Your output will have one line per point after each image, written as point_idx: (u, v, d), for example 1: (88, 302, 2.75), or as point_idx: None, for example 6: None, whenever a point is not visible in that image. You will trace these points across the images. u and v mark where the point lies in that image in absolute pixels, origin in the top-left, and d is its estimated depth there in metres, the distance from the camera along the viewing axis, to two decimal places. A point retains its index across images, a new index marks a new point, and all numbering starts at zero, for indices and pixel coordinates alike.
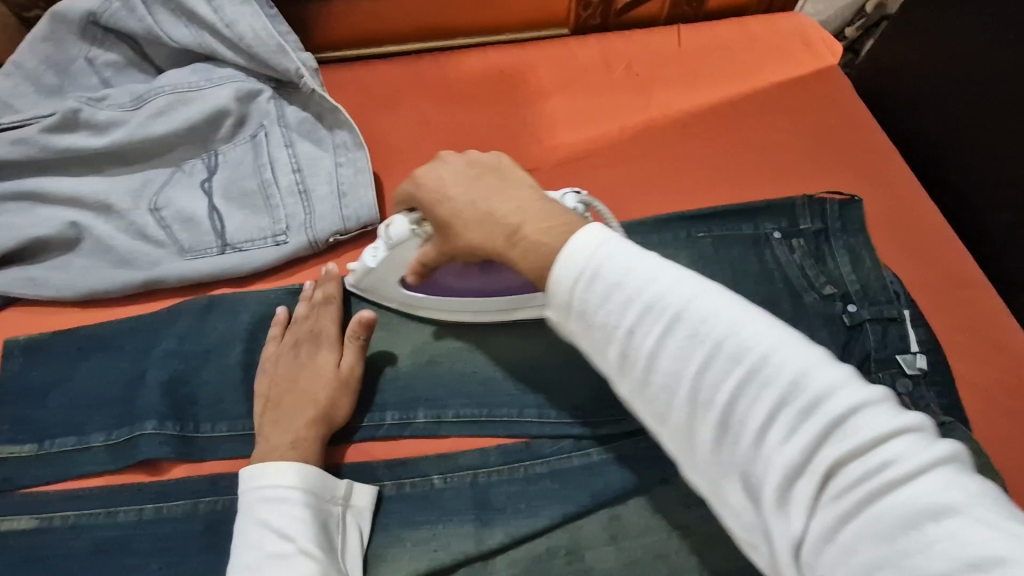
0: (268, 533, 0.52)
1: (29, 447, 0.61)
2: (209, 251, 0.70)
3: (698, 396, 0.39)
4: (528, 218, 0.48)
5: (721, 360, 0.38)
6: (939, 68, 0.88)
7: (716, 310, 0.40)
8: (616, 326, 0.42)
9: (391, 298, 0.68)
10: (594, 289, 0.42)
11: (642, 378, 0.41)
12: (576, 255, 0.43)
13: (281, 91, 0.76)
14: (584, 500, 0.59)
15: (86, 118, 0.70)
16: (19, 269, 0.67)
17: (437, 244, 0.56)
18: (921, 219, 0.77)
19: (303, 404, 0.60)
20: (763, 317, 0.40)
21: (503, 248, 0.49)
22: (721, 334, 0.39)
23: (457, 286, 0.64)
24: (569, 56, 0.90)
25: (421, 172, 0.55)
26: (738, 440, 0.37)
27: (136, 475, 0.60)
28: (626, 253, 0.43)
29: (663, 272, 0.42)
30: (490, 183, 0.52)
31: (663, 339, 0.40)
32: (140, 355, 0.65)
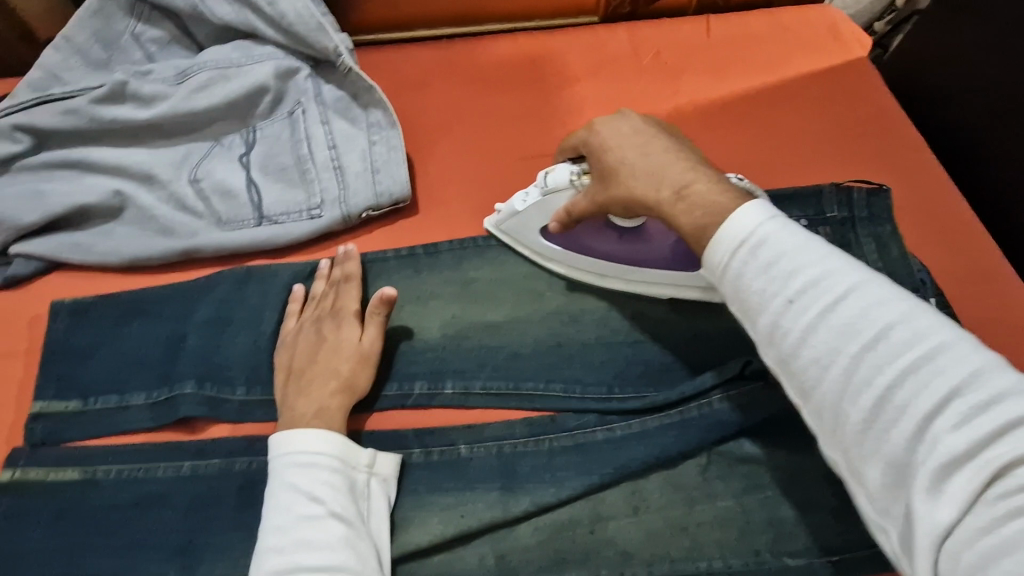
0: (298, 496, 0.53)
1: (74, 404, 0.63)
2: (246, 222, 0.72)
3: (857, 376, 0.41)
4: (698, 177, 0.54)
5: (885, 346, 0.40)
6: (970, 62, 0.87)
7: (884, 298, 0.42)
8: (775, 297, 0.45)
9: (524, 245, 0.72)
10: (754, 260, 0.46)
11: (793, 349, 0.44)
12: (736, 228, 0.47)
13: (318, 69, 0.78)
14: (607, 472, 0.60)
15: (132, 91, 0.72)
16: (66, 235, 0.70)
17: (592, 193, 0.60)
18: (949, 211, 0.77)
19: (325, 376, 0.61)
20: (931, 313, 0.41)
21: (667, 202, 0.54)
22: (889, 320, 0.41)
23: (595, 241, 0.68)
24: (598, 44, 0.91)
25: (600, 122, 0.61)
26: (894, 421, 0.39)
27: (174, 433, 0.63)
28: (794, 234, 0.46)
29: (828, 256, 0.45)
30: (665, 144, 0.57)
31: (822, 316, 0.43)
32: (179, 321, 0.67)
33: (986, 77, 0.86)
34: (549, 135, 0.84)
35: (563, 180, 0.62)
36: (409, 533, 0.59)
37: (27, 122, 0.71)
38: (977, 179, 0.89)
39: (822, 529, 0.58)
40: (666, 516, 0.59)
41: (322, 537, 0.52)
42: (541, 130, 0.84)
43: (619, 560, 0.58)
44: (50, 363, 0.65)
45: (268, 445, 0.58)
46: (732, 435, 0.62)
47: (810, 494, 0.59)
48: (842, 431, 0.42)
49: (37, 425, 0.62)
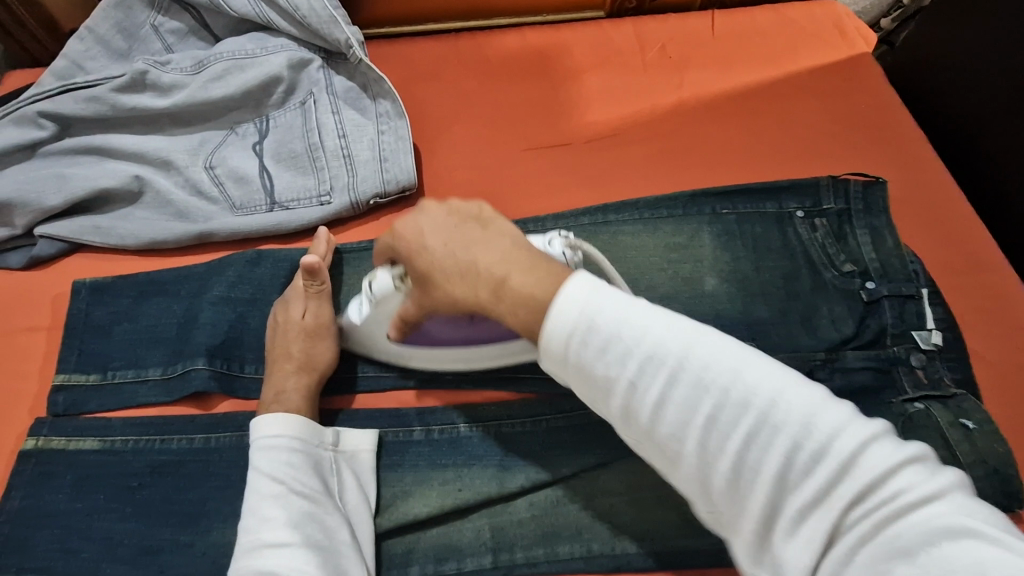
0: (259, 480, 0.56)
1: (94, 377, 0.67)
2: (258, 208, 0.74)
3: (711, 444, 0.40)
4: (511, 268, 0.47)
5: (729, 409, 0.40)
6: (972, 56, 0.88)
7: (716, 358, 0.41)
8: (618, 378, 0.42)
9: (379, 351, 0.66)
10: (591, 342, 0.43)
11: (648, 427, 0.42)
12: (566, 309, 0.43)
13: (330, 60, 0.81)
14: (603, 451, 0.63)
15: (152, 80, 0.75)
16: (87, 217, 0.73)
17: (416, 296, 0.54)
18: (947, 204, 0.78)
19: (284, 358, 0.63)
20: (763, 360, 0.41)
21: (487, 303, 0.48)
22: (727, 383, 0.40)
23: (447, 335, 0.62)
24: (604, 38, 0.93)
25: (398, 224, 0.54)
26: (754, 486, 0.39)
27: (189, 406, 0.66)
28: (621, 301, 0.43)
29: (658, 322, 0.43)
30: (471, 233, 0.50)
31: (666, 390, 0.41)
32: (193, 300, 0.70)
33: (989, 71, 0.86)
34: (553, 126, 0.86)
35: (387, 283, 0.57)
36: (410, 504, 0.61)
37: (51, 109, 0.74)
38: (977, 173, 0.89)
39: None
40: (657, 494, 0.61)
41: (284, 515, 0.54)
42: (546, 121, 0.86)
43: (610, 535, 0.60)
44: (71, 339, 0.68)
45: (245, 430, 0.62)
46: None
47: None
48: (711, 498, 0.41)
49: (59, 396, 0.65)
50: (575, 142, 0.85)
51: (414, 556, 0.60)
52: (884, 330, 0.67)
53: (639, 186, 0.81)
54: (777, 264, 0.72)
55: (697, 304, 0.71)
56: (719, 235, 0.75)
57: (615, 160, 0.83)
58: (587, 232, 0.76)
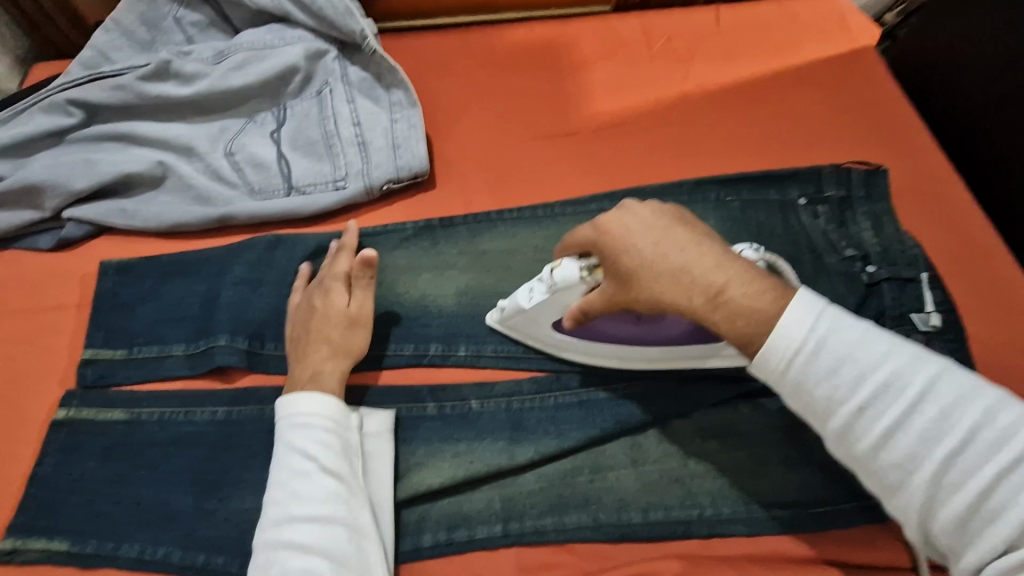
0: (292, 458, 0.57)
1: (120, 351, 0.69)
2: (276, 193, 0.77)
3: (948, 475, 0.42)
4: (733, 280, 0.48)
5: (979, 446, 0.41)
6: (974, 49, 0.90)
7: (959, 394, 0.43)
8: (844, 400, 0.45)
9: (540, 339, 0.67)
10: (820, 364, 0.45)
11: (870, 450, 0.44)
12: (793, 329, 0.46)
13: (345, 51, 0.83)
14: (609, 426, 0.65)
15: (175, 69, 0.78)
16: (113, 201, 0.76)
17: (608, 295, 0.52)
18: (949, 192, 0.80)
19: (320, 342, 0.64)
20: (1012, 401, 0.43)
21: (700, 310, 0.49)
22: (978, 421, 0.42)
23: (612, 330, 0.63)
24: (612, 32, 0.95)
25: (605, 219, 0.52)
26: (993, 520, 0.41)
27: (210, 381, 0.68)
28: (854, 328, 0.46)
29: (896, 351, 0.45)
30: (681, 238, 0.50)
31: (901, 418, 0.43)
32: (215, 280, 0.73)
33: (992, 64, 0.88)
34: (561, 117, 0.88)
35: (575, 276, 0.54)
36: (423, 474, 0.64)
37: (80, 97, 0.77)
38: (978, 164, 0.91)
39: (807, 483, 0.62)
40: (661, 468, 0.64)
41: (314, 492, 0.56)
42: (554, 111, 0.88)
43: (616, 506, 0.62)
44: (98, 316, 0.71)
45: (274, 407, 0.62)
46: (727, 397, 0.66)
47: (798, 451, 0.64)
48: (931, 525, 0.43)
49: (88, 369, 0.68)
50: (583, 132, 0.87)
51: (426, 525, 0.62)
52: (883, 312, 0.69)
53: (646, 174, 0.83)
54: (781, 248, 0.74)
55: None
56: (724, 221, 0.77)
57: (622, 150, 0.85)
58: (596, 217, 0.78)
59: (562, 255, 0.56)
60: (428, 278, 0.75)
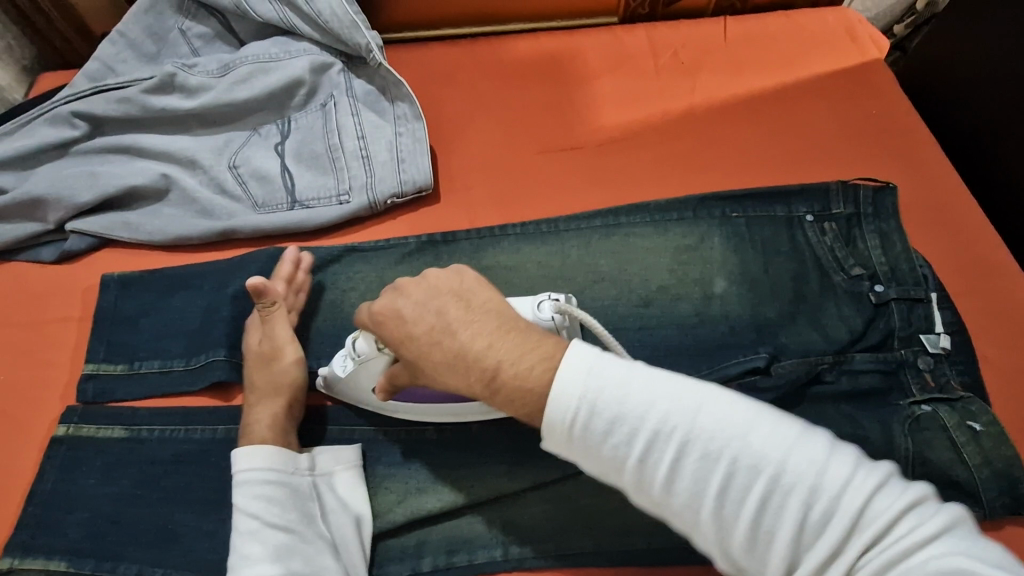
0: (238, 521, 0.56)
1: (121, 366, 0.69)
2: (280, 206, 0.77)
3: (726, 507, 0.41)
4: (504, 359, 0.47)
5: (740, 476, 0.41)
6: (985, 63, 0.89)
7: (720, 424, 0.42)
8: (627, 455, 0.43)
9: (364, 402, 0.65)
10: (595, 424, 0.43)
11: (663, 496, 0.43)
12: (565, 389, 0.44)
13: (350, 64, 0.83)
14: None
15: (179, 82, 0.78)
16: (117, 214, 0.76)
17: (407, 372, 0.53)
18: (958, 209, 0.79)
19: (249, 391, 0.64)
20: (765, 417, 0.43)
21: (481, 395, 0.48)
22: (732, 452, 0.41)
23: (428, 393, 0.60)
24: (618, 45, 0.94)
25: (376, 306, 0.51)
26: (772, 542, 0.41)
27: (211, 397, 0.68)
28: (618, 374, 0.44)
29: (661, 392, 0.43)
30: (450, 315, 0.49)
31: (678, 462, 0.42)
32: (216, 295, 0.72)
33: (1006, 79, 0.86)
34: (565, 130, 0.87)
35: (367, 348, 0.57)
36: (423, 499, 0.63)
37: (84, 110, 0.77)
38: (989, 179, 0.90)
39: None
40: None
41: (267, 550, 0.54)
42: (559, 125, 0.88)
43: (619, 530, 0.61)
44: (100, 331, 0.71)
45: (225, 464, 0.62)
46: None
47: None
48: (731, 557, 0.43)
49: (89, 385, 0.68)
50: (587, 145, 0.86)
51: (426, 547, 0.62)
52: (892, 332, 0.68)
53: (650, 189, 0.83)
54: (786, 267, 0.73)
55: (707, 307, 0.72)
56: (729, 238, 0.76)
57: (627, 165, 0.84)
58: (600, 234, 0.77)
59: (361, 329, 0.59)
60: None
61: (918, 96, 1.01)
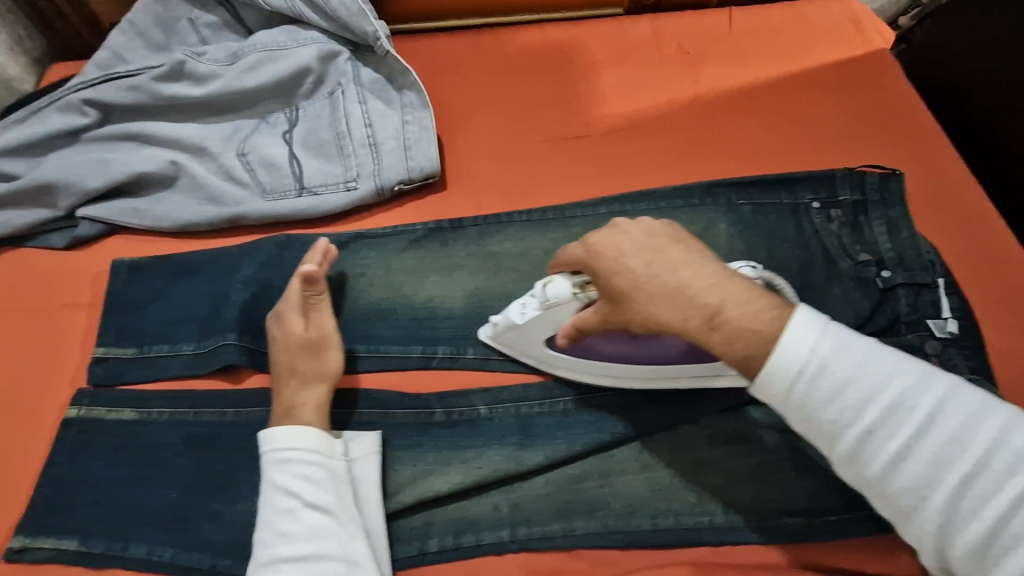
0: (280, 500, 0.57)
1: (130, 350, 0.70)
2: (288, 192, 0.78)
3: (959, 497, 0.44)
4: (728, 300, 0.50)
5: (988, 470, 0.44)
6: (991, 54, 0.89)
7: (968, 417, 0.45)
8: (851, 424, 0.47)
9: (532, 356, 0.67)
10: (821, 389, 0.47)
11: (883, 474, 0.46)
12: (794, 356, 0.47)
13: (358, 53, 0.83)
14: (619, 432, 0.64)
15: (189, 70, 0.78)
16: (127, 201, 0.77)
17: (601, 312, 0.55)
18: (966, 197, 0.78)
19: (290, 375, 0.63)
20: (1016, 421, 0.45)
21: (698, 332, 0.50)
22: (980, 442, 0.44)
23: (608, 349, 0.62)
24: (624, 35, 0.95)
25: (594, 237, 0.54)
26: (1006, 541, 0.43)
27: (219, 380, 0.69)
28: (858, 350, 0.47)
29: (902, 372, 0.47)
30: (670, 255, 0.52)
31: (911, 441, 0.45)
32: (225, 281, 0.73)
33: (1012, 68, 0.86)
34: (572, 119, 0.88)
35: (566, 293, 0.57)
36: (430, 481, 0.63)
37: (95, 96, 0.77)
38: (994, 170, 0.90)
39: (821, 492, 0.61)
40: (670, 474, 0.63)
41: (307, 531, 0.56)
42: (565, 114, 0.88)
43: (625, 513, 0.62)
44: (110, 315, 0.72)
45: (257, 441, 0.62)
46: (738, 402, 0.65)
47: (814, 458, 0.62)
48: (949, 546, 0.45)
49: (98, 368, 0.69)
50: (594, 134, 0.87)
51: (433, 529, 0.62)
52: (898, 318, 0.68)
53: (658, 177, 0.83)
54: (793, 253, 0.74)
55: None
56: (735, 224, 0.76)
57: (634, 153, 0.85)
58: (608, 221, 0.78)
59: (553, 274, 0.59)
60: (436, 280, 0.75)
61: (924, 87, 1.01)
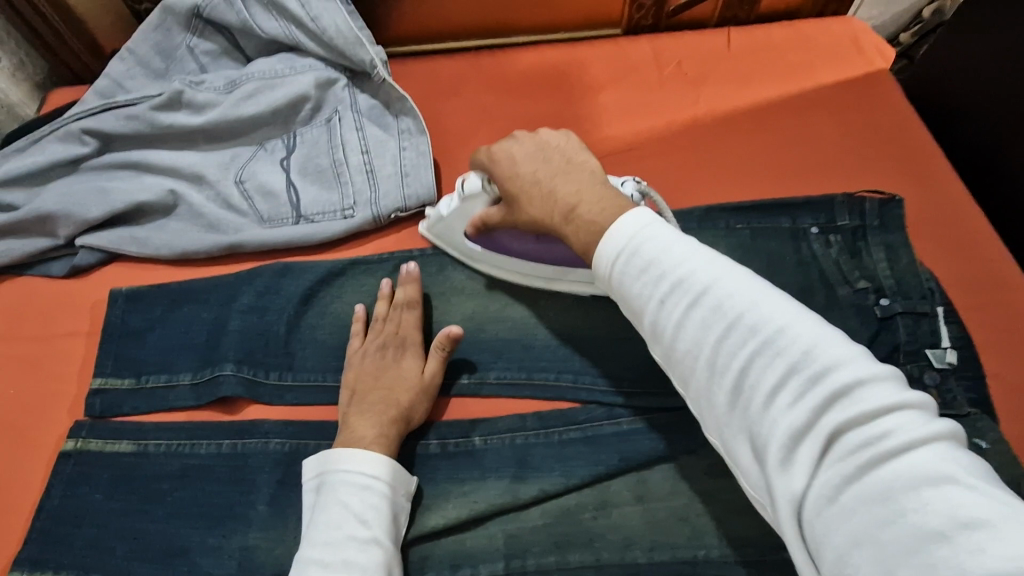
0: (347, 519, 0.55)
1: (127, 381, 0.70)
2: (285, 221, 0.78)
3: (721, 365, 0.44)
4: (582, 199, 0.56)
5: (740, 333, 0.43)
6: (991, 71, 0.88)
7: (737, 288, 0.45)
8: (648, 297, 0.48)
9: (455, 249, 0.76)
10: (630, 265, 0.49)
11: (669, 345, 0.47)
12: (613, 241, 0.51)
13: (355, 80, 0.84)
14: (613, 462, 0.64)
15: (187, 99, 0.79)
16: (126, 229, 0.77)
17: (502, 211, 0.65)
18: (968, 220, 0.77)
19: (386, 403, 0.64)
20: (782, 295, 0.45)
21: (558, 224, 0.58)
22: (740, 310, 0.44)
23: (513, 247, 0.71)
24: (621, 56, 0.94)
25: (495, 148, 0.64)
26: (752, 405, 0.42)
27: (216, 412, 0.69)
28: (660, 233, 0.49)
29: (694, 252, 0.48)
30: (553, 164, 0.60)
31: (688, 310, 0.46)
32: (223, 309, 0.74)
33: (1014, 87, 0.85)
34: None
35: (478, 186, 0.67)
36: (427, 516, 0.63)
37: (95, 126, 0.78)
38: (997, 190, 0.89)
39: None
40: (668, 506, 0.62)
41: (362, 561, 0.53)
42: None
43: (620, 545, 0.61)
44: (107, 344, 0.72)
45: (324, 458, 0.60)
46: None
47: None
48: (714, 414, 0.45)
49: (96, 400, 0.69)
50: (591, 157, 0.87)
51: (430, 564, 0.62)
52: (898, 346, 0.67)
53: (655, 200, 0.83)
54: (791, 277, 0.73)
55: None
56: (733, 248, 0.76)
57: (631, 175, 0.85)
58: None
59: (470, 173, 0.69)
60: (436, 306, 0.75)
61: (924, 105, 1.00)
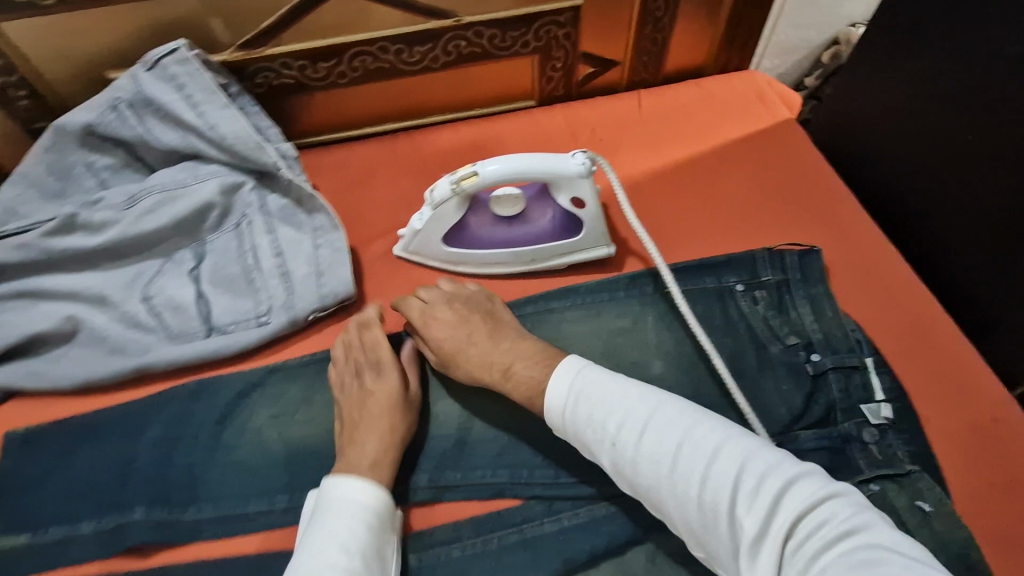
0: (328, 543, 0.55)
1: (22, 538, 0.64)
2: (195, 335, 0.74)
3: (677, 487, 0.52)
4: (517, 360, 0.66)
5: (684, 454, 0.53)
6: (874, 109, 0.87)
7: (669, 421, 0.55)
8: (602, 439, 0.57)
9: (434, 258, 0.80)
10: (576, 415, 0.59)
11: (631, 478, 0.55)
12: (556, 390, 0.61)
13: (264, 181, 0.82)
14: (556, 566, 0.61)
15: (83, 221, 0.76)
16: (23, 363, 0.72)
17: None
18: (883, 266, 0.78)
19: (379, 421, 0.65)
20: (706, 420, 0.55)
21: (497, 381, 0.67)
22: (677, 439, 0.54)
23: (490, 237, 0.78)
24: (536, 129, 0.95)
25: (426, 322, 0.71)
26: (717, 521, 0.49)
27: (126, 561, 0.64)
28: (602, 381, 0.60)
29: (628, 391, 0.59)
30: (481, 327, 0.70)
31: (637, 445, 0.55)
32: (131, 443, 0.69)
33: (898, 109, 0.83)
34: None
35: (446, 193, 0.73)
36: None
37: None
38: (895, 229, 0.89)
39: None
40: None
41: None
42: None
43: None
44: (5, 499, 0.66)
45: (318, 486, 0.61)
46: None
47: None
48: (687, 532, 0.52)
49: None
50: None
51: None
52: (833, 405, 0.67)
53: (585, 269, 0.81)
54: (722, 341, 0.72)
55: None
56: (662, 317, 0.76)
57: None
58: (533, 321, 0.77)
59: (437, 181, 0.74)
60: None
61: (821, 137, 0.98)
